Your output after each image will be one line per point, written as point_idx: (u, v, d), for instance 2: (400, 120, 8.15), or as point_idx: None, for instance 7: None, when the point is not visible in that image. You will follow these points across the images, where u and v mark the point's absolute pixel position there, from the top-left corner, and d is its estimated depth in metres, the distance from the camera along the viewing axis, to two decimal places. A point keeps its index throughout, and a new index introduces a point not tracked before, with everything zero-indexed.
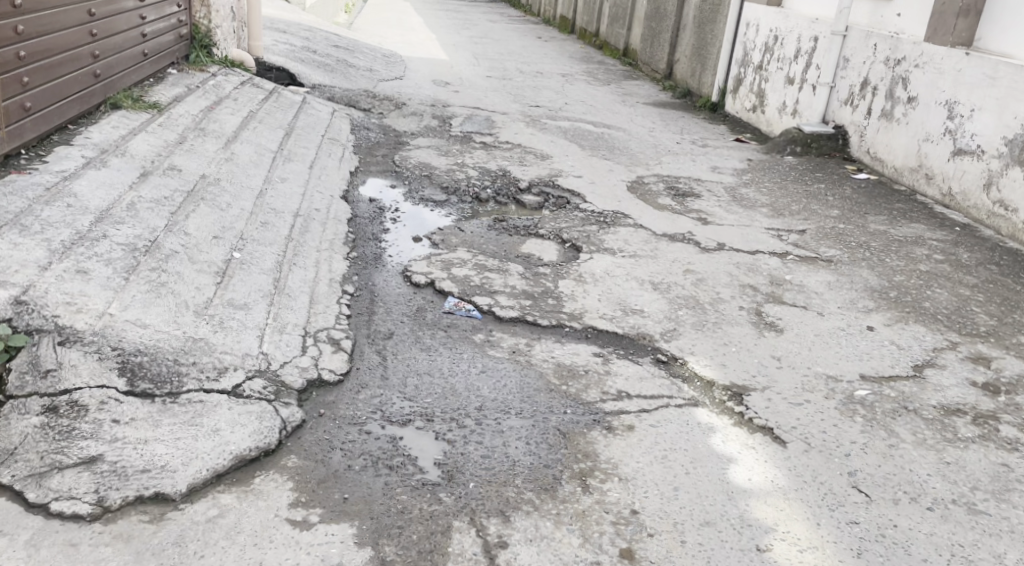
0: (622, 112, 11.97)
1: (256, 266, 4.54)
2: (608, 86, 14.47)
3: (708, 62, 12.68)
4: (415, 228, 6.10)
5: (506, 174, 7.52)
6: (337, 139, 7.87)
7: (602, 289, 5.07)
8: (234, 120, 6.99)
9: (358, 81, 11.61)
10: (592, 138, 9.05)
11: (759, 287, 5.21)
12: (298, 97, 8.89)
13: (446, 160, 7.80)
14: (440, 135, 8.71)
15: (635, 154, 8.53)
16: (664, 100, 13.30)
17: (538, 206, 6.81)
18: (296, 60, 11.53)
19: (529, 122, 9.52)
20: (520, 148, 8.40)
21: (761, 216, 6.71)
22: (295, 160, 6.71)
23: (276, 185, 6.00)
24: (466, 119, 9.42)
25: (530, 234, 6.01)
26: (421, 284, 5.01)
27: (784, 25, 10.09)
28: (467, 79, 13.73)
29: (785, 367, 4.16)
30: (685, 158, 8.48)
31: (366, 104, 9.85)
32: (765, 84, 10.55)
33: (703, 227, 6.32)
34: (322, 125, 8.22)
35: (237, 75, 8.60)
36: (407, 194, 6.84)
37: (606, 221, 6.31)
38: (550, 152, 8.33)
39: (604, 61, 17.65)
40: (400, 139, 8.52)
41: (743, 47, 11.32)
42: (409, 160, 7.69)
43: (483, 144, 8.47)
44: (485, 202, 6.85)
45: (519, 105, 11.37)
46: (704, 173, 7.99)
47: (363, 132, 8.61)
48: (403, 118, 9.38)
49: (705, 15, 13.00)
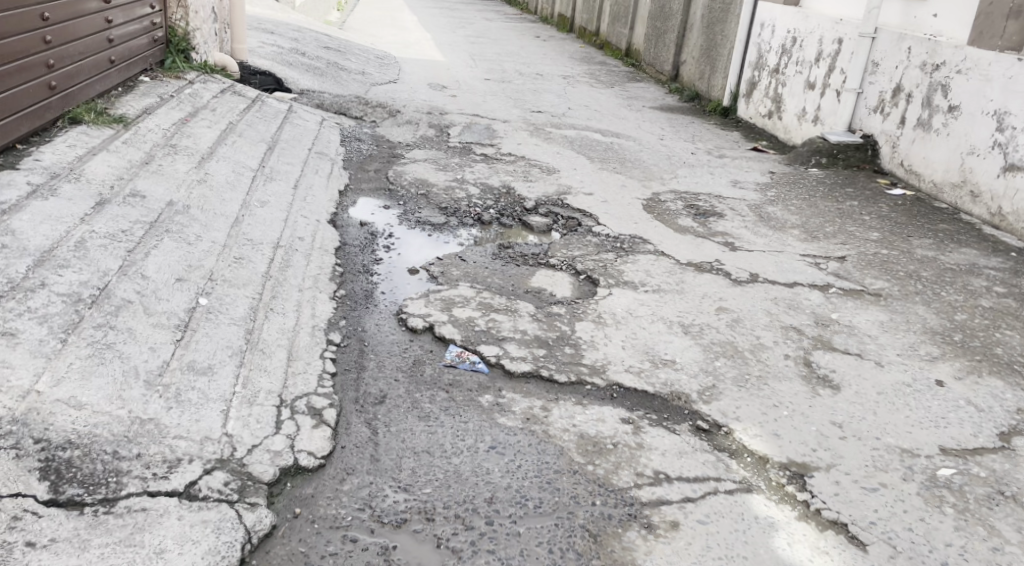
0: (629, 117, 11.32)
1: (225, 316, 3.89)
2: (612, 88, 13.80)
3: (719, 64, 12.01)
4: (411, 257, 5.45)
5: (509, 192, 6.87)
6: (324, 153, 7.21)
7: (626, 333, 4.44)
8: (210, 135, 6.33)
9: (348, 86, 10.95)
10: (601, 149, 8.40)
11: (803, 329, 4.58)
12: (284, 105, 8.23)
13: (444, 176, 7.15)
14: (437, 147, 8.06)
15: (649, 167, 7.89)
16: (672, 104, 12.64)
17: (546, 229, 6.17)
18: (283, 63, 10.87)
19: (532, 131, 8.87)
20: (524, 161, 7.75)
21: (793, 239, 6.07)
22: (276, 179, 6.05)
23: (254, 210, 5.34)
24: (465, 128, 8.76)
25: (540, 264, 5.38)
26: (418, 329, 4.36)
27: (804, 26, 9.46)
28: (464, 82, 13.08)
29: (850, 438, 3.54)
30: (702, 171, 7.84)
31: (358, 111, 9.20)
32: (783, 88, 9.91)
33: (731, 254, 5.68)
34: (309, 137, 7.56)
35: (216, 82, 7.93)
36: (402, 217, 6.19)
37: (624, 247, 5.67)
38: (557, 165, 7.69)
39: (606, 61, 16.97)
40: (395, 151, 7.87)
41: (757, 48, 10.68)
42: (404, 176, 7.04)
43: (484, 157, 7.81)
44: (488, 225, 6.20)
45: (520, 111, 10.72)
46: (725, 188, 7.34)
47: (353, 143, 7.95)
48: (397, 127, 8.73)
49: (715, 14, 12.33)
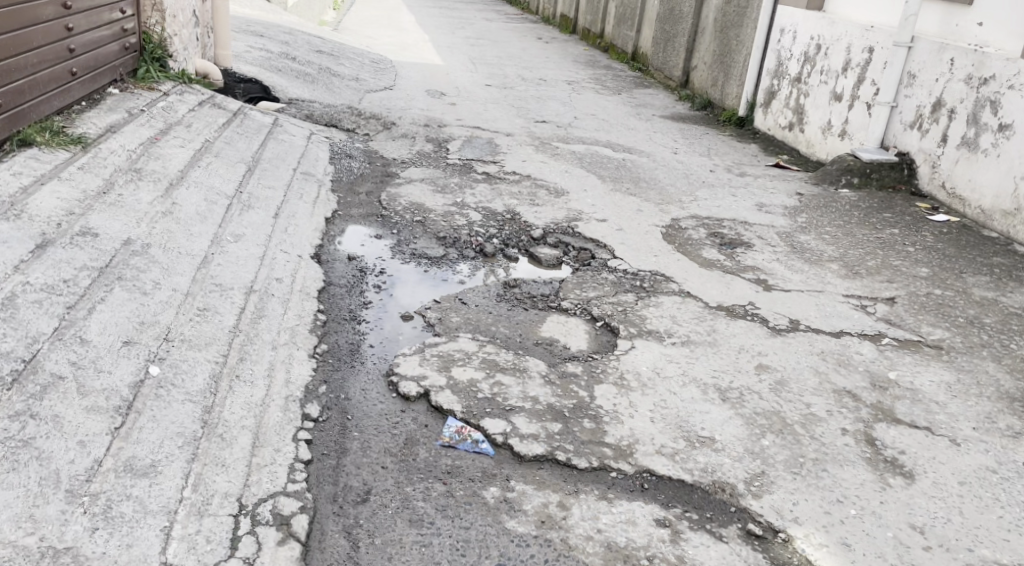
0: (639, 128, 10.69)
1: (180, 388, 3.28)
2: (619, 96, 13.17)
3: (733, 71, 11.36)
4: (404, 299, 4.83)
5: (515, 218, 6.24)
6: (311, 174, 6.56)
7: (655, 399, 3.80)
8: (183, 156, 5.70)
9: (341, 94, 10.33)
10: (613, 166, 7.77)
11: (859, 393, 3.96)
12: (268, 118, 7.60)
13: (443, 200, 6.52)
14: (435, 165, 7.43)
15: (665, 187, 7.26)
16: (683, 113, 12.00)
17: (555, 264, 5.57)
18: (272, 70, 10.25)
19: (537, 145, 8.24)
20: (529, 182, 7.12)
21: (831, 274, 5.45)
22: (254, 207, 5.42)
23: (226, 246, 4.72)
24: (465, 143, 8.14)
25: (551, 309, 4.76)
26: (411, 397, 3.72)
27: (830, 33, 8.83)
28: (464, 89, 12.46)
29: (936, 549, 3.00)
30: (723, 192, 7.21)
31: (350, 123, 8.60)
32: (805, 99, 9.28)
33: (765, 294, 5.05)
34: (295, 154, 6.93)
35: (195, 93, 7.29)
36: (396, 249, 5.57)
37: (645, 289, 5.05)
38: (566, 186, 7.08)
39: (611, 66, 16.33)
40: (389, 169, 7.24)
41: (776, 56, 10.04)
42: (399, 201, 6.41)
43: (486, 177, 7.18)
44: (492, 258, 5.59)
45: (524, 122, 10.10)
46: (749, 212, 6.71)
47: (344, 160, 7.32)
48: (392, 142, 8.11)
49: (729, 18, 11.68)
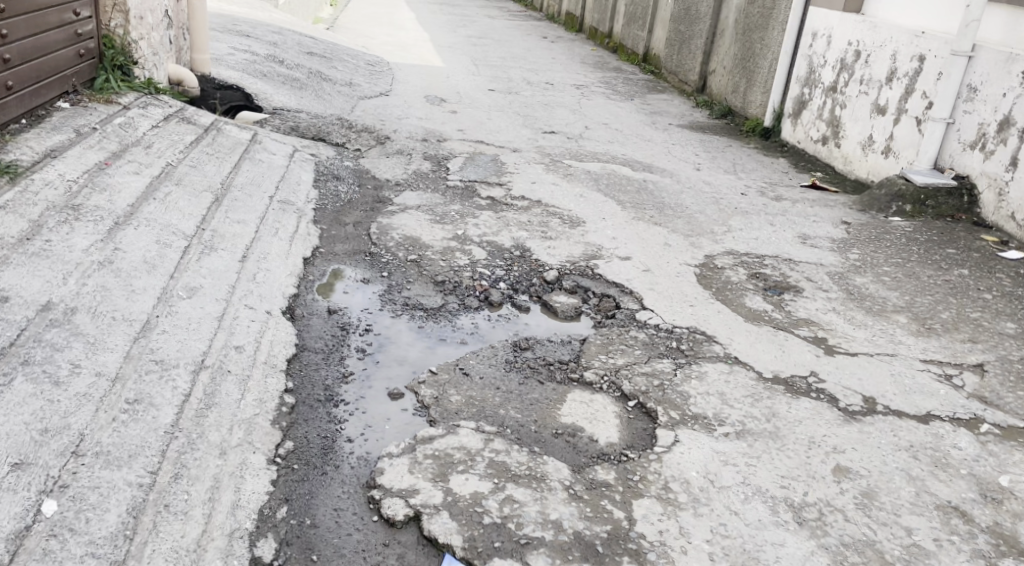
0: (655, 139, 9.86)
1: (80, 536, 2.65)
2: (630, 102, 12.31)
3: (756, 77, 10.52)
4: (393, 367, 3.98)
5: (524, 256, 5.41)
6: (290, 202, 5.72)
7: (712, 523, 3.01)
8: (135, 186, 4.86)
9: (331, 104, 9.49)
10: (632, 188, 6.92)
11: (969, 510, 3.16)
12: (245, 133, 6.75)
13: (441, 234, 5.69)
14: (433, 191, 6.60)
15: (692, 214, 6.43)
16: (701, 121, 11.14)
17: (573, 316, 4.74)
18: (256, 74, 9.42)
19: (547, 163, 7.40)
20: (539, 210, 6.29)
21: (900, 330, 4.63)
22: (217, 248, 4.59)
23: (176, 303, 3.88)
24: (467, 161, 7.31)
25: (572, 381, 3.91)
26: (396, 522, 2.94)
27: (872, 39, 7.97)
28: (465, 94, 11.63)
29: None
30: (759, 221, 6.38)
31: (340, 137, 7.79)
32: (841, 111, 8.42)
33: (828, 359, 4.21)
34: (273, 177, 6.10)
35: (161, 106, 6.44)
36: (385, 297, 4.73)
37: (683, 353, 4.20)
38: (582, 214, 6.25)
39: (621, 67, 15.47)
40: (381, 194, 6.42)
41: (808, 61, 9.17)
42: (390, 235, 5.57)
43: (490, 205, 6.36)
44: (498, 308, 4.76)
45: (530, 134, 9.27)
46: (791, 246, 5.88)
47: (330, 183, 6.49)
48: (385, 161, 7.27)
49: (752, 20, 10.80)
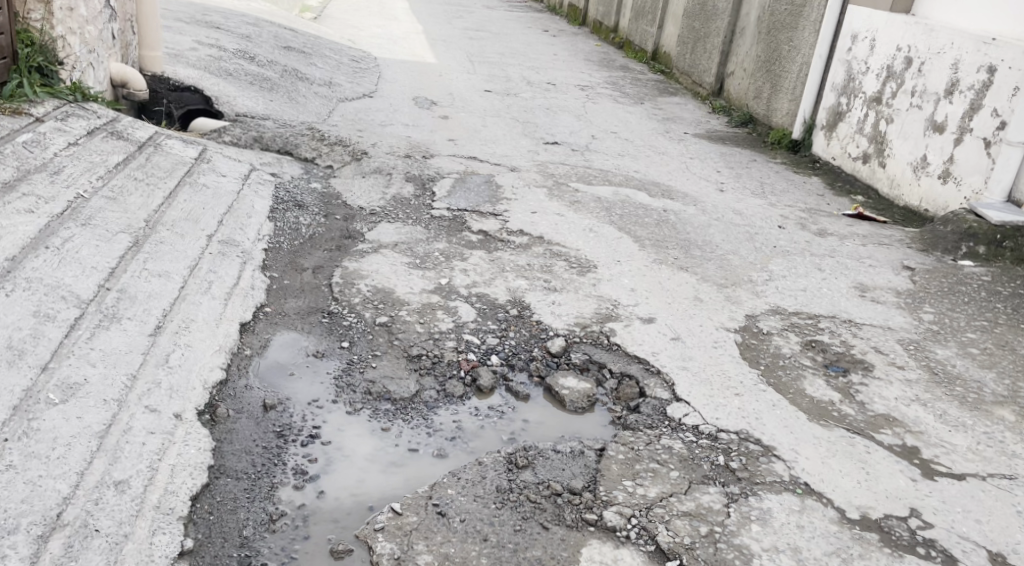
0: (670, 152, 8.81)
1: None
2: (640, 106, 11.23)
3: (782, 83, 9.45)
4: (341, 503, 2.97)
5: (522, 317, 4.36)
6: (234, 244, 4.65)
7: None
8: (24, 230, 3.79)
9: (305, 109, 8.45)
10: (650, 220, 5.86)
11: None
12: (191, 151, 5.68)
13: (421, 285, 4.62)
14: (414, 223, 5.53)
15: (722, 253, 5.39)
16: (719, 130, 10.07)
17: (586, 408, 3.66)
18: (220, 75, 8.37)
19: (550, 186, 6.33)
20: (540, 253, 5.22)
21: (1010, 435, 3.57)
22: (120, 318, 3.52)
23: (39, 414, 2.86)
24: (457, 184, 6.27)
25: (587, 526, 2.87)
26: None
27: (927, 45, 6.90)
28: (458, 96, 10.57)
29: None
30: (803, 263, 5.34)
31: (309, 152, 6.74)
32: (887, 126, 7.36)
33: (929, 485, 3.16)
34: (218, 206, 5.03)
35: (87, 119, 5.36)
36: (342, 380, 3.66)
37: (735, 475, 3.13)
38: (592, 256, 5.22)
39: (629, 66, 14.38)
40: (352, 228, 5.37)
41: (845, 67, 8.08)
42: (355, 287, 4.49)
43: (482, 245, 5.30)
44: (488, 397, 3.69)
45: (530, 147, 8.23)
46: (846, 298, 4.85)
47: (290, 214, 5.44)
48: (359, 184, 6.20)
49: (779, 18, 9.69)
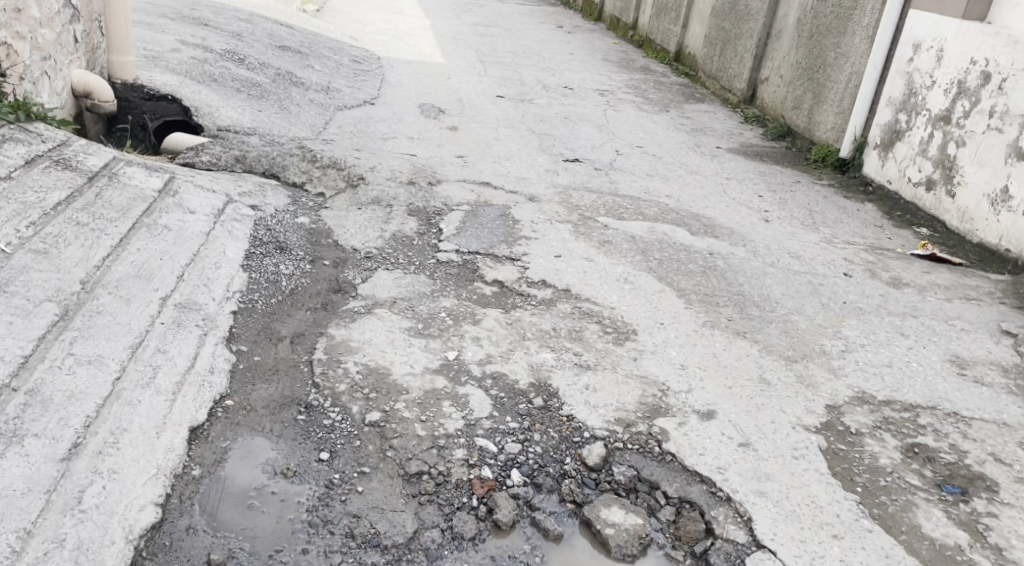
0: (703, 172, 7.92)
1: None
2: (666, 114, 10.32)
3: (827, 93, 8.55)
4: None
5: (548, 409, 3.47)
6: (194, 308, 3.78)
7: None
8: None
9: (298, 120, 7.58)
10: (694, 265, 4.99)
11: None
12: (155, 183, 4.82)
13: (423, 360, 3.74)
14: (417, 272, 4.68)
15: (783, 311, 4.52)
16: (754, 144, 9.17)
17: (635, 556, 2.90)
18: (204, 81, 7.51)
19: (576, 222, 5.48)
20: (568, 314, 4.35)
21: None
22: (22, 438, 2.79)
23: None
24: (469, 219, 5.42)
25: None
26: None
27: (1009, 59, 6.03)
28: (468, 102, 9.70)
29: None
30: (880, 325, 4.47)
31: (298, 177, 5.89)
32: (956, 149, 6.47)
33: None
34: (180, 255, 4.17)
35: (28, 144, 4.50)
36: (317, 514, 2.89)
37: None
38: (629, 317, 4.35)
39: (650, 67, 13.46)
40: (343, 279, 4.52)
41: (905, 80, 7.19)
42: (341, 366, 3.60)
43: (497, 303, 4.43)
44: (508, 536, 2.91)
45: (548, 166, 7.36)
46: (943, 376, 3.98)
47: (268, 260, 4.57)
48: (353, 218, 5.34)
49: (823, 21, 8.78)
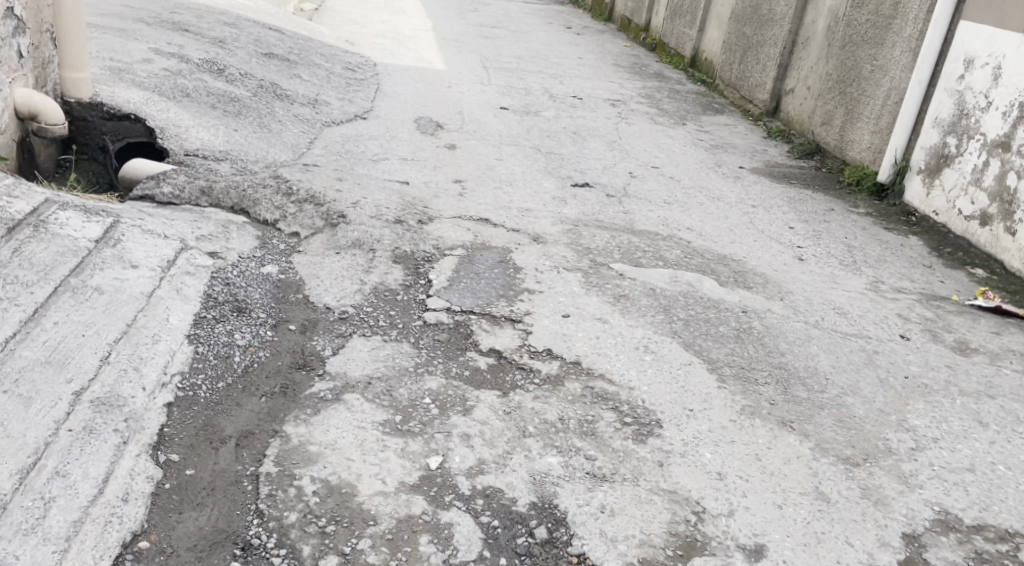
0: (727, 198, 7.16)
1: None
2: (682, 128, 9.56)
3: (862, 109, 7.77)
4: None
5: (556, 546, 2.81)
6: (116, 406, 3.02)
7: None
8: None
9: (279, 140, 6.85)
10: (725, 328, 4.25)
11: None
12: (94, 231, 4.10)
13: (399, 471, 3.01)
14: (399, 340, 3.94)
15: (835, 391, 3.78)
16: (780, 163, 8.41)
17: None
18: (175, 97, 6.79)
19: (586, 272, 4.74)
20: (577, 397, 3.61)
21: None
22: None
23: None
24: (463, 268, 4.68)
25: None
26: None
27: None
28: (469, 115, 8.97)
29: None
30: (953, 409, 3.73)
31: (269, 214, 5.15)
32: (1017, 181, 5.74)
33: None
34: (111, 328, 3.45)
35: None
36: None
37: None
38: (651, 401, 3.60)
39: (663, 73, 12.70)
40: (310, 352, 3.78)
41: (956, 99, 6.45)
42: (294, 485, 2.90)
43: (494, 382, 3.69)
44: None
45: (555, 193, 6.62)
46: None
47: (221, 326, 3.84)
48: (328, 266, 4.60)
49: (858, 30, 8.01)
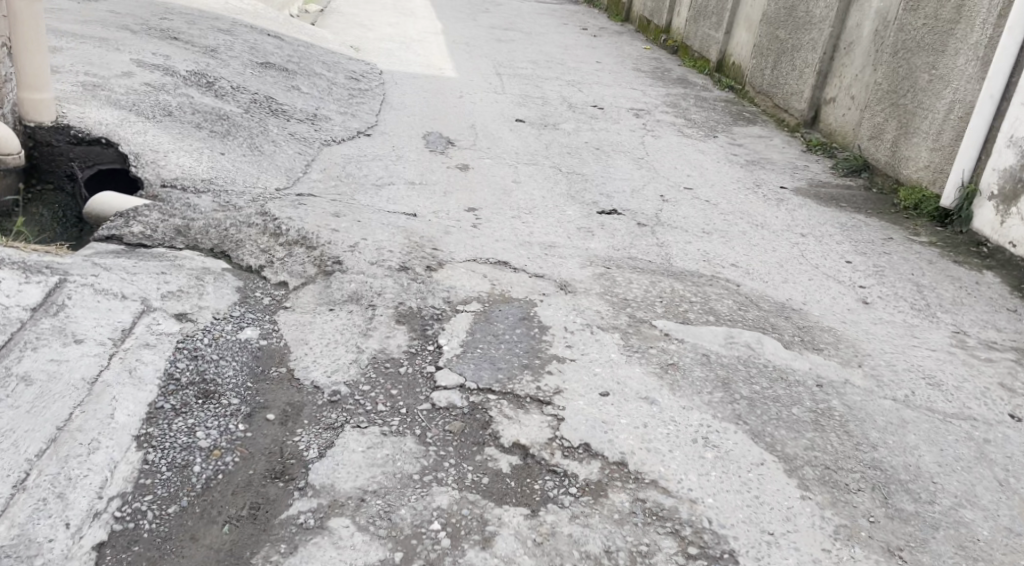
0: (773, 225, 6.39)
1: None
2: (714, 142, 8.78)
3: (919, 123, 6.98)
4: None
5: None
6: (23, 559, 2.55)
7: None
8: None
9: (270, 164, 6.12)
10: (800, 408, 3.48)
11: None
12: (33, 292, 3.40)
13: None
14: (402, 434, 3.18)
15: (947, 502, 3.06)
16: (825, 181, 7.63)
17: None
18: (154, 115, 6.05)
19: (626, 332, 3.99)
20: (626, 516, 2.88)
21: None
22: None
23: None
24: (479, 328, 3.93)
25: None
26: None
27: None
28: (482, 129, 8.21)
29: None
30: None
31: (252, 258, 4.41)
32: None
33: None
34: (32, 437, 2.85)
35: None
36: None
37: None
38: (724, 522, 2.88)
39: (688, 79, 11.91)
40: (289, 455, 3.02)
41: None
42: None
43: (519, 494, 2.94)
44: None
45: (581, 222, 5.86)
46: None
47: (179, 420, 3.10)
48: (319, 327, 3.83)
49: (913, 34, 7.21)
